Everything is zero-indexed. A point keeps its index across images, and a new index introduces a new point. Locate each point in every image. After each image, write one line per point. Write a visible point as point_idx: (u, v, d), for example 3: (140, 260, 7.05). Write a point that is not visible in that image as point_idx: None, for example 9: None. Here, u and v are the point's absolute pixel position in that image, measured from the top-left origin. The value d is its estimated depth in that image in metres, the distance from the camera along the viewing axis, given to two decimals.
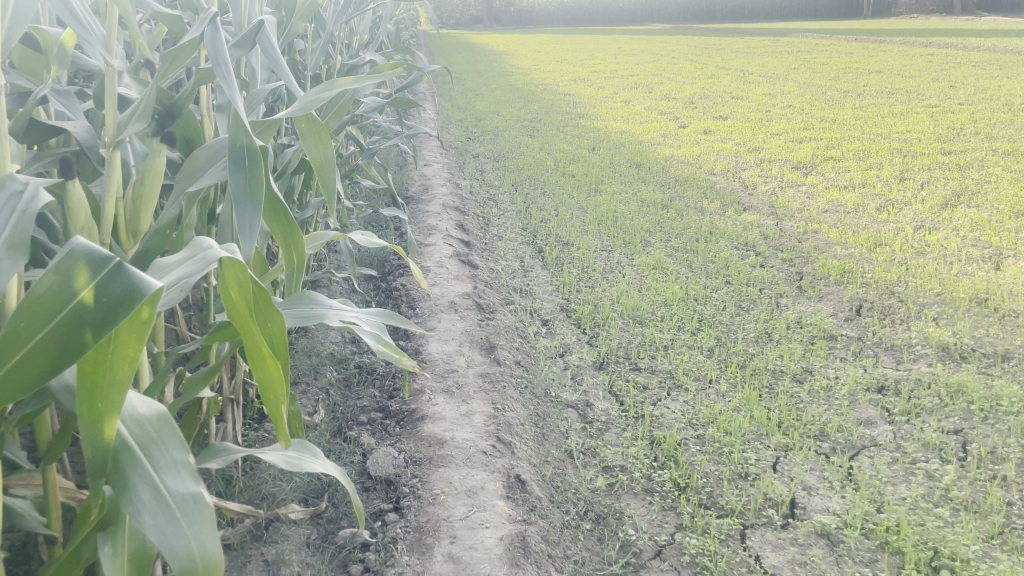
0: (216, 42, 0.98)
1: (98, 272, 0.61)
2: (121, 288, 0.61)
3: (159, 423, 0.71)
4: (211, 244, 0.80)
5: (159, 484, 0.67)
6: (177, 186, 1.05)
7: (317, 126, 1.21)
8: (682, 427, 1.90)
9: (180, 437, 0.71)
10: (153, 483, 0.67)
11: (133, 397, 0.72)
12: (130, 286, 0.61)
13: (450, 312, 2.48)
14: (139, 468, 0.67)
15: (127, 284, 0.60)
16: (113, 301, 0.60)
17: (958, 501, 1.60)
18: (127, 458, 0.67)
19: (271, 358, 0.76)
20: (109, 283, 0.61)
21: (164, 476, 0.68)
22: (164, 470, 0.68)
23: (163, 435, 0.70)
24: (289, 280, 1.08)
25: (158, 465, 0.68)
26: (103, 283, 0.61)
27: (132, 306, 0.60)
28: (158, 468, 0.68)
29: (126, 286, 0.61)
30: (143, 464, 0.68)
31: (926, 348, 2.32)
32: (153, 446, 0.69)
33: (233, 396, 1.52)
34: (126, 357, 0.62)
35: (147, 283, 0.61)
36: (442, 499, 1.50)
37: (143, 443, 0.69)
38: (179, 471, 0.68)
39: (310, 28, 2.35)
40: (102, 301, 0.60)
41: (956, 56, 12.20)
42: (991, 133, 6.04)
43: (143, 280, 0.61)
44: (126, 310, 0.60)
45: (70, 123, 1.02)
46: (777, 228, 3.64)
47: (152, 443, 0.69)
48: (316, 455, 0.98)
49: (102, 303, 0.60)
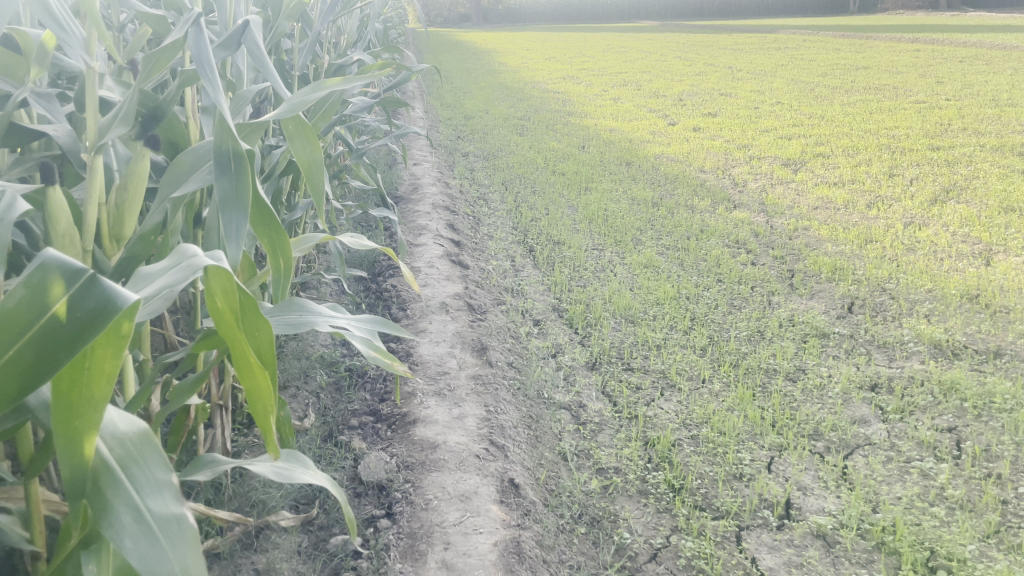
0: (201, 43, 0.95)
1: (71, 285, 0.60)
2: (95, 301, 0.59)
3: (141, 441, 0.68)
4: (196, 252, 0.78)
5: (141, 505, 0.64)
6: (162, 190, 1.02)
7: (305, 128, 1.18)
8: (676, 427, 1.89)
9: (163, 456, 0.68)
10: (134, 505, 0.64)
11: (113, 413, 0.70)
12: (105, 300, 0.59)
13: (441, 313, 2.46)
14: (120, 489, 0.65)
15: (102, 298, 0.59)
16: (87, 315, 0.58)
17: (953, 500, 1.59)
18: (108, 478, 0.65)
19: (259, 367, 0.74)
20: (82, 297, 0.59)
21: (146, 497, 0.65)
22: (146, 491, 0.65)
23: (145, 454, 0.68)
24: (277, 286, 1.06)
25: (139, 486, 0.66)
26: (77, 297, 0.59)
27: (107, 321, 0.58)
28: (139, 489, 0.65)
29: (101, 300, 0.59)
30: (124, 485, 0.65)
31: (918, 345, 2.32)
32: (134, 465, 0.67)
33: (222, 402, 1.50)
34: (103, 373, 0.60)
35: (122, 296, 0.59)
36: (435, 504, 1.48)
37: (125, 463, 0.66)
38: (162, 492, 0.66)
39: (297, 28, 2.33)
40: (75, 315, 0.58)
41: (942, 51, 12.25)
42: (979, 128, 6.05)
43: (120, 293, 0.59)
44: (102, 323, 0.58)
45: (51, 127, 1.00)
46: (768, 225, 3.63)
47: (134, 462, 0.67)
48: (306, 465, 0.96)
49: (76, 317, 0.58)
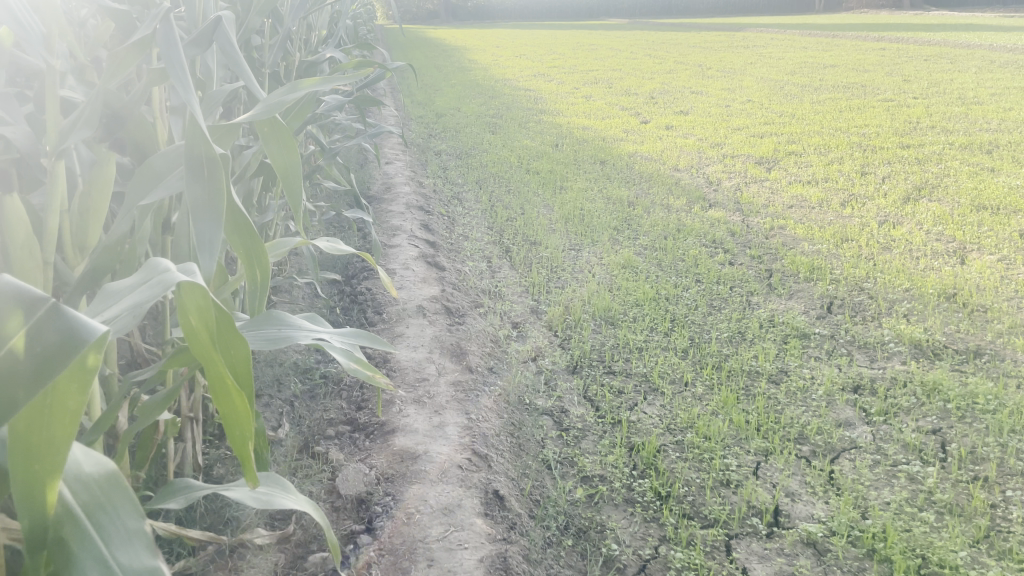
0: (169, 41, 0.89)
1: (30, 317, 0.54)
2: (57, 334, 0.53)
3: (109, 484, 0.63)
4: (167, 266, 0.72)
5: (109, 558, 0.59)
6: (128, 197, 0.96)
7: (281, 130, 1.12)
8: (660, 432, 1.86)
9: (133, 500, 0.63)
10: (102, 559, 0.59)
11: (77, 452, 0.64)
12: (69, 332, 0.53)
13: (418, 317, 2.41)
14: (86, 540, 0.59)
15: (64, 329, 0.53)
16: (47, 351, 0.53)
17: (942, 504, 1.58)
18: (72, 528, 0.59)
19: (237, 390, 0.68)
20: (41, 330, 0.53)
21: (115, 549, 0.60)
22: (115, 542, 0.60)
23: (113, 500, 0.62)
24: (252, 298, 1.00)
25: (108, 537, 0.60)
26: (35, 329, 0.53)
27: (74, 354, 0.52)
28: (108, 540, 0.60)
29: (64, 333, 0.53)
30: (90, 536, 0.60)
31: (899, 346, 2.31)
32: (101, 512, 0.61)
33: (193, 415, 1.43)
34: (66, 411, 0.55)
35: (89, 328, 0.54)
36: (417, 518, 1.43)
37: (90, 509, 0.61)
38: (133, 542, 0.61)
39: (268, 24, 2.25)
40: (34, 351, 0.53)
41: (907, 50, 12.41)
42: (947, 126, 6.13)
43: (86, 325, 0.54)
44: (67, 359, 0.52)
45: (8, 130, 0.94)
46: (744, 224, 3.62)
47: (101, 509, 0.61)
48: (286, 490, 0.90)
49: (35, 353, 0.53)
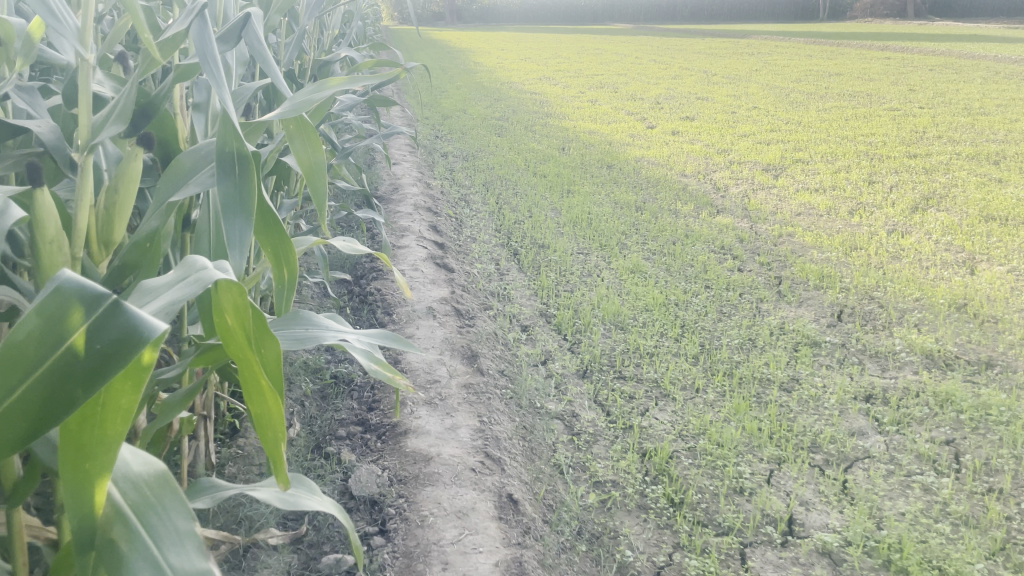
0: (204, 36, 0.87)
1: (92, 313, 0.54)
2: (119, 331, 0.53)
3: (159, 483, 0.62)
4: (206, 264, 0.71)
5: (161, 560, 0.58)
6: (157, 194, 0.94)
7: (308, 129, 1.11)
8: (673, 439, 1.85)
9: (183, 500, 0.61)
10: (154, 560, 0.57)
11: (126, 452, 0.63)
12: (129, 329, 0.53)
13: (428, 318, 2.40)
14: (138, 542, 0.58)
15: (125, 327, 0.53)
16: (108, 348, 0.53)
17: (957, 516, 1.57)
18: (121, 529, 0.58)
19: (271, 389, 0.67)
20: (103, 327, 0.53)
21: (166, 551, 0.58)
22: (166, 543, 0.59)
23: (163, 499, 0.61)
24: (279, 298, 0.99)
25: (159, 537, 0.59)
26: (96, 327, 0.53)
27: (134, 352, 0.52)
28: (159, 540, 0.59)
29: (124, 330, 0.53)
30: (141, 537, 0.58)
31: (911, 355, 2.31)
32: (151, 512, 0.60)
33: (205, 413, 1.43)
34: (119, 409, 0.54)
35: (149, 326, 0.53)
36: (431, 521, 1.42)
37: (140, 509, 0.60)
38: (184, 543, 0.59)
39: (283, 23, 2.25)
40: (95, 348, 0.53)
41: (912, 60, 12.39)
42: (953, 137, 6.12)
43: (146, 321, 0.53)
44: (127, 356, 0.52)
45: (34, 123, 0.94)
46: (752, 231, 3.61)
47: (150, 509, 0.60)
48: (312, 491, 0.89)
49: (96, 350, 0.53)
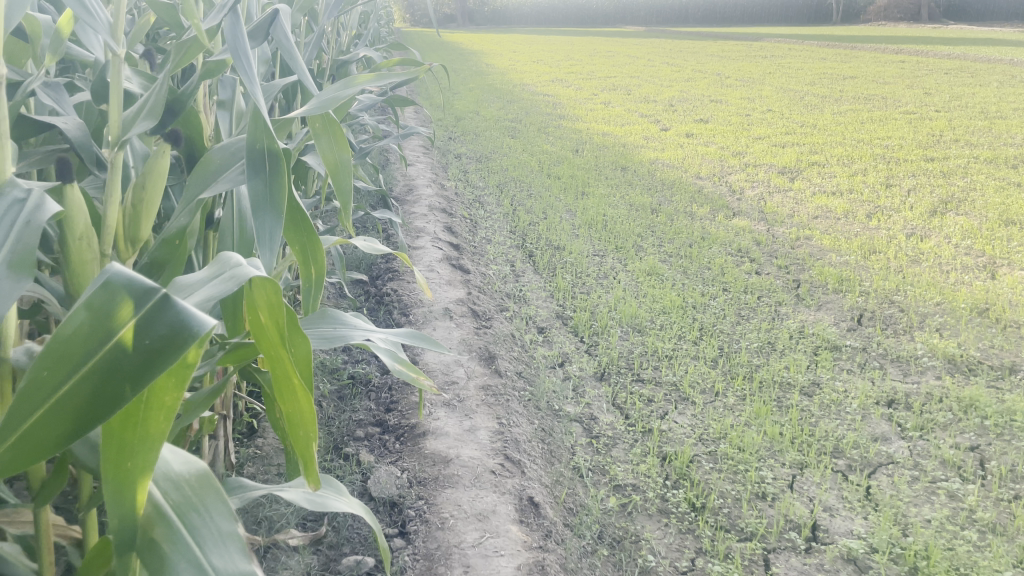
0: (236, 31, 0.86)
1: (140, 307, 0.53)
2: (167, 326, 0.52)
3: (200, 483, 0.61)
4: (241, 260, 0.70)
5: (203, 562, 0.56)
6: (186, 191, 0.93)
7: (334, 126, 1.10)
8: (693, 442, 1.83)
9: (225, 500, 0.60)
10: (197, 562, 0.56)
11: (166, 453, 0.63)
12: (178, 325, 0.52)
13: (445, 319, 2.39)
14: (179, 543, 0.57)
15: (174, 322, 0.52)
16: (157, 343, 0.52)
17: (983, 523, 1.55)
18: (163, 530, 0.57)
19: (303, 387, 0.66)
20: (151, 322, 0.52)
21: (209, 552, 0.57)
22: (209, 545, 0.57)
23: (204, 499, 0.60)
24: (307, 297, 0.99)
25: (201, 539, 0.58)
26: (145, 322, 0.52)
27: (183, 348, 0.51)
28: (201, 542, 0.57)
29: (173, 325, 0.52)
30: (183, 538, 0.57)
31: (933, 360, 2.28)
32: (193, 513, 0.59)
33: (225, 412, 1.42)
34: (163, 406, 0.53)
35: (199, 321, 0.52)
36: (452, 523, 1.40)
37: (182, 510, 0.59)
38: (227, 544, 0.58)
39: (303, 22, 2.25)
40: (143, 343, 0.52)
41: (927, 63, 12.31)
42: (971, 140, 6.07)
43: (195, 317, 0.52)
44: (176, 352, 0.51)
45: (60, 120, 0.93)
46: (770, 234, 3.59)
47: (192, 510, 0.59)
48: (341, 492, 0.88)
49: (144, 345, 0.52)
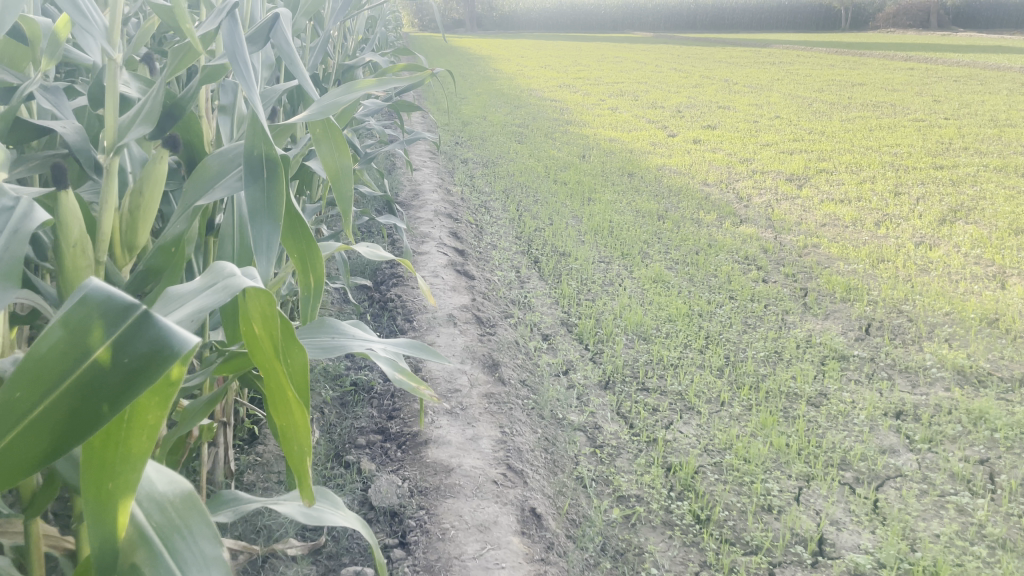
0: (234, 35, 0.84)
1: (118, 324, 0.51)
2: (147, 344, 0.50)
3: (185, 504, 0.59)
4: (234, 270, 0.68)
5: None
6: (183, 198, 0.92)
7: (335, 132, 1.09)
8: (698, 453, 1.81)
9: (210, 522, 0.59)
10: None
11: (150, 471, 0.61)
12: (158, 342, 0.50)
13: (449, 326, 2.37)
14: (160, 566, 0.56)
15: (154, 340, 0.50)
16: (136, 362, 0.50)
17: (993, 538, 1.53)
18: (144, 553, 0.56)
19: (297, 400, 0.65)
20: (130, 340, 0.51)
21: None
22: (192, 571, 0.56)
23: (189, 521, 0.58)
24: (305, 306, 0.97)
25: (184, 564, 0.57)
26: (123, 340, 0.51)
27: (164, 366, 0.49)
28: (183, 566, 0.56)
29: (153, 343, 0.50)
30: (164, 562, 0.56)
31: (942, 371, 2.25)
32: (176, 535, 0.58)
33: (225, 420, 1.40)
34: (145, 425, 0.52)
35: (181, 338, 0.50)
36: (452, 534, 1.38)
37: (165, 532, 0.58)
38: (211, 570, 0.57)
39: (309, 27, 2.25)
40: (122, 362, 0.50)
41: (935, 70, 12.28)
42: (980, 148, 6.04)
43: (176, 334, 0.51)
44: (156, 371, 0.49)
45: (58, 124, 0.92)
46: (777, 242, 3.56)
47: (176, 532, 0.58)
48: (337, 505, 0.86)
49: (123, 364, 0.50)
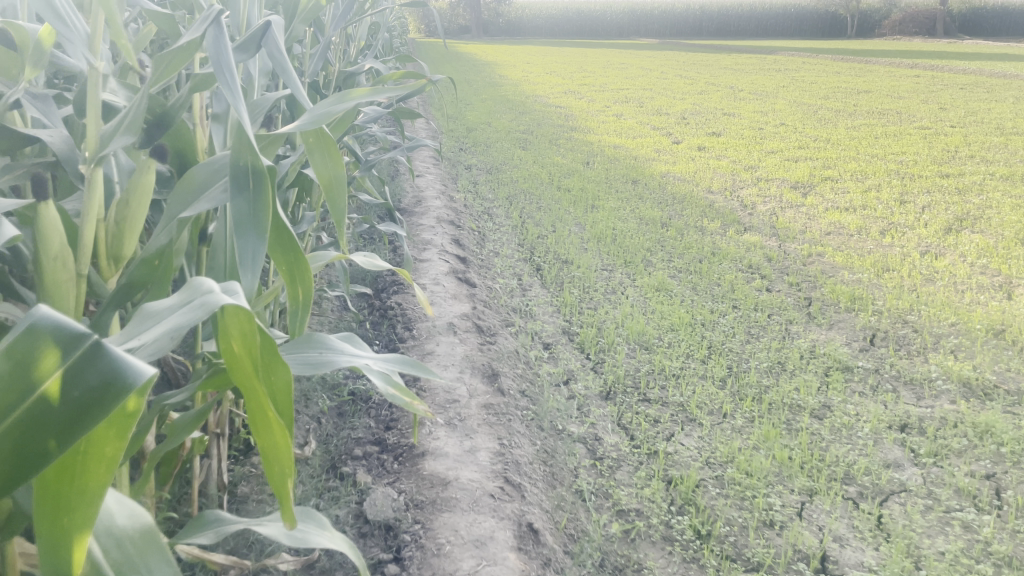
0: (221, 44, 0.82)
1: (68, 356, 0.50)
2: (99, 376, 0.49)
3: (143, 540, 0.60)
4: (212, 286, 0.66)
5: None
6: (168, 210, 0.90)
7: (327, 141, 1.07)
8: (699, 466, 1.78)
9: (169, 561, 0.59)
10: None
11: (110, 501, 0.61)
12: (111, 374, 0.49)
13: (449, 335, 2.34)
14: None
15: (107, 372, 0.49)
16: (89, 394, 0.49)
17: (999, 556, 1.50)
18: None
19: (278, 420, 0.62)
20: (82, 373, 0.49)
21: None
22: None
23: (146, 558, 0.59)
24: (295, 320, 0.95)
25: None
26: (74, 373, 0.49)
27: (119, 399, 0.48)
28: None
29: (106, 375, 0.49)
30: None
31: (948, 383, 2.22)
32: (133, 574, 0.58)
33: (220, 430, 1.37)
34: (103, 457, 0.50)
35: (135, 369, 0.50)
36: (448, 550, 1.36)
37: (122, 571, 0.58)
38: None
39: (309, 33, 2.23)
40: (73, 395, 0.49)
41: (941, 77, 12.24)
42: (987, 157, 6.00)
43: (131, 365, 0.50)
44: (109, 403, 0.48)
45: (45, 132, 0.90)
46: (781, 250, 3.54)
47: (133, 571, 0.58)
48: (322, 526, 0.84)
49: (75, 397, 0.49)
